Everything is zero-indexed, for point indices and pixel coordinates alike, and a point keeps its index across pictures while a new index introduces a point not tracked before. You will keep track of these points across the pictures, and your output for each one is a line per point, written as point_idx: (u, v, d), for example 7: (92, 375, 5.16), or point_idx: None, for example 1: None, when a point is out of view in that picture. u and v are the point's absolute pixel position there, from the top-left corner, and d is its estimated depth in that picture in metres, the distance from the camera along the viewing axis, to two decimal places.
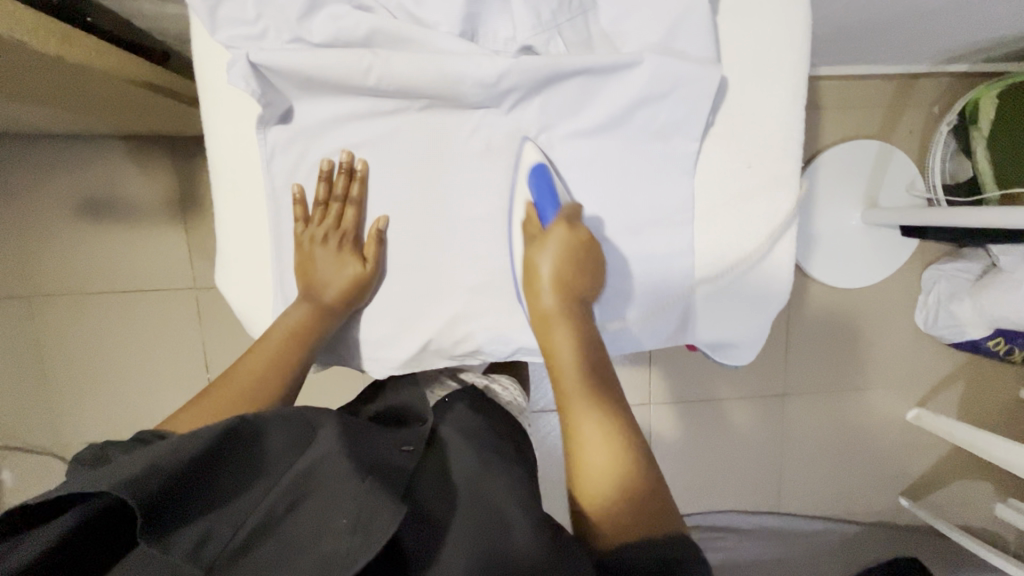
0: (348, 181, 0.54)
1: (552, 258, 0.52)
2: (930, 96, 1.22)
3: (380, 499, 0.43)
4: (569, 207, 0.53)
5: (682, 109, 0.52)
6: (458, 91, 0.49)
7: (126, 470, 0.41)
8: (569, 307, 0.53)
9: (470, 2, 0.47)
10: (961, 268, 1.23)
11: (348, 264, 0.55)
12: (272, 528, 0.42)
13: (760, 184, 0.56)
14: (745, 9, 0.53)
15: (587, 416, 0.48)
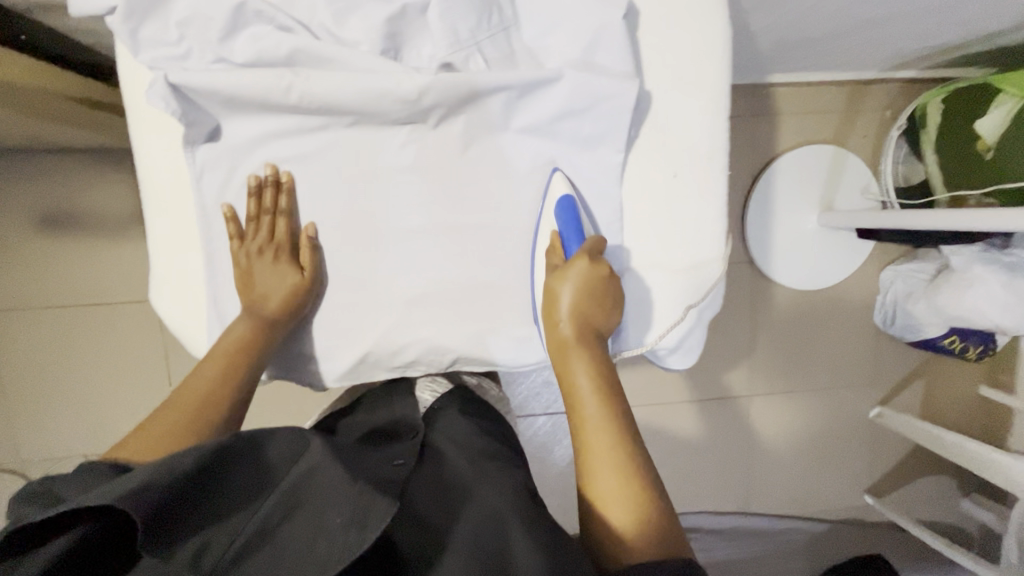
0: (276, 194, 0.55)
1: (573, 289, 0.52)
2: (883, 100, 1.25)
3: (375, 497, 0.44)
4: (592, 240, 0.54)
5: (603, 122, 0.53)
6: (381, 107, 0.50)
7: (124, 484, 0.41)
8: (587, 337, 0.53)
9: (389, 22, 0.49)
10: (916, 269, 1.26)
11: (286, 274, 0.55)
12: (269, 533, 0.42)
13: (687, 193, 0.57)
14: (665, 23, 0.55)
15: (604, 442, 0.48)
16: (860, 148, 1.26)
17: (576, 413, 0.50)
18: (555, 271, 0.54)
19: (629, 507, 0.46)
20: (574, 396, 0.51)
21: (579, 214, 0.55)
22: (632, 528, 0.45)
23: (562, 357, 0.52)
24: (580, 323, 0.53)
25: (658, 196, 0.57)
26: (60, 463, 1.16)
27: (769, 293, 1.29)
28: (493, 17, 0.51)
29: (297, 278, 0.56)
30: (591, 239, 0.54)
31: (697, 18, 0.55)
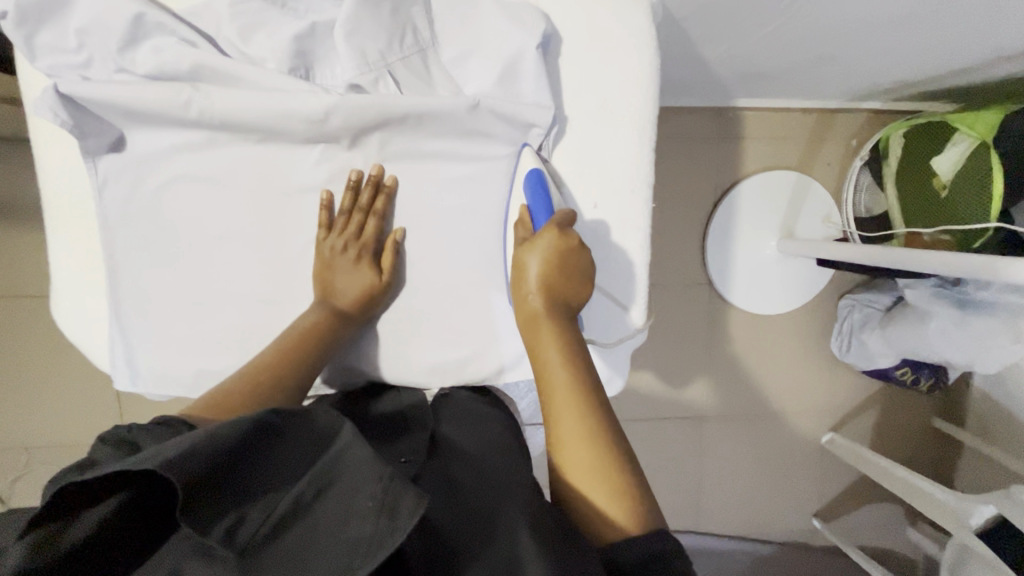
0: (374, 195, 0.55)
1: (540, 261, 0.51)
2: (850, 129, 1.25)
3: (405, 482, 0.38)
4: (562, 213, 0.52)
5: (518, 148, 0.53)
6: (286, 127, 0.49)
7: (167, 451, 0.37)
8: (557, 311, 0.52)
9: (298, 40, 0.49)
10: (871, 299, 1.27)
11: (365, 273, 0.56)
12: (299, 516, 0.38)
13: (605, 225, 0.56)
14: (586, 53, 0.54)
15: (572, 417, 0.47)
16: (824, 175, 1.26)
17: (548, 392, 0.50)
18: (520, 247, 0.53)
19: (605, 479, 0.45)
20: (546, 378, 0.50)
21: (549, 187, 0.54)
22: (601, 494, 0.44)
23: (533, 334, 0.52)
24: (548, 299, 0.52)
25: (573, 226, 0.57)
26: (0, 454, 1.15)
27: (726, 316, 1.29)
28: (406, 40, 0.50)
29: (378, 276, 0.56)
30: (560, 211, 0.52)
31: (619, 50, 0.54)
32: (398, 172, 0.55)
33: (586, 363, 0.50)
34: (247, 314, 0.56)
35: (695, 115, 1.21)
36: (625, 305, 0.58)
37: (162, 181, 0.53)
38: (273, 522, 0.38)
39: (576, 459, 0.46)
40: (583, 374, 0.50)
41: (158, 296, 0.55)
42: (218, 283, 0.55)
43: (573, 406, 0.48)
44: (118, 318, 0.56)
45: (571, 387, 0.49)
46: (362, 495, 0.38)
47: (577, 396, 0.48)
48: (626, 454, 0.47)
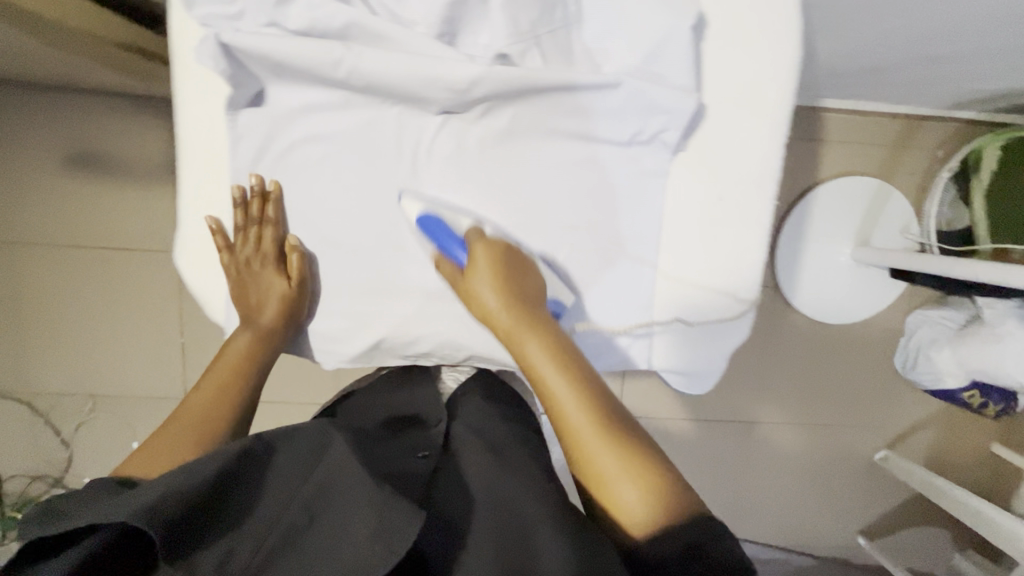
0: (262, 203, 0.54)
1: (491, 281, 0.50)
2: (937, 138, 1.20)
3: (395, 501, 0.45)
4: (472, 228, 0.52)
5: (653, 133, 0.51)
6: (428, 95, 0.48)
7: (136, 500, 0.41)
8: (528, 319, 0.50)
9: (452, 5, 0.46)
10: (943, 316, 1.23)
11: (274, 283, 0.56)
12: (295, 538, 0.43)
13: (728, 219, 0.55)
14: (733, 37, 0.52)
15: (585, 419, 0.46)
16: (905, 185, 1.21)
17: (557, 413, 0.47)
18: (469, 267, 0.51)
19: (637, 480, 0.44)
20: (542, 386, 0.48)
21: (451, 215, 0.53)
22: (626, 480, 0.45)
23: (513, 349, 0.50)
24: (515, 306, 0.50)
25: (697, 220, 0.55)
26: (66, 399, 1.18)
27: (787, 322, 1.27)
28: (557, 11, 0.47)
29: (294, 286, 0.56)
30: (472, 223, 0.52)
31: (765, 38, 0.52)
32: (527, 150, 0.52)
33: (572, 352, 0.49)
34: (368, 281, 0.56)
35: None
36: (740, 306, 0.56)
37: (292, 142, 0.52)
38: (267, 545, 0.43)
39: (605, 464, 0.45)
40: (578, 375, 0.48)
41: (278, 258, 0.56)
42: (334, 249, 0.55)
43: (583, 413, 0.46)
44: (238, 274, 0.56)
45: (569, 382, 0.47)
46: (359, 519, 0.44)
47: (586, 403, 0.47)
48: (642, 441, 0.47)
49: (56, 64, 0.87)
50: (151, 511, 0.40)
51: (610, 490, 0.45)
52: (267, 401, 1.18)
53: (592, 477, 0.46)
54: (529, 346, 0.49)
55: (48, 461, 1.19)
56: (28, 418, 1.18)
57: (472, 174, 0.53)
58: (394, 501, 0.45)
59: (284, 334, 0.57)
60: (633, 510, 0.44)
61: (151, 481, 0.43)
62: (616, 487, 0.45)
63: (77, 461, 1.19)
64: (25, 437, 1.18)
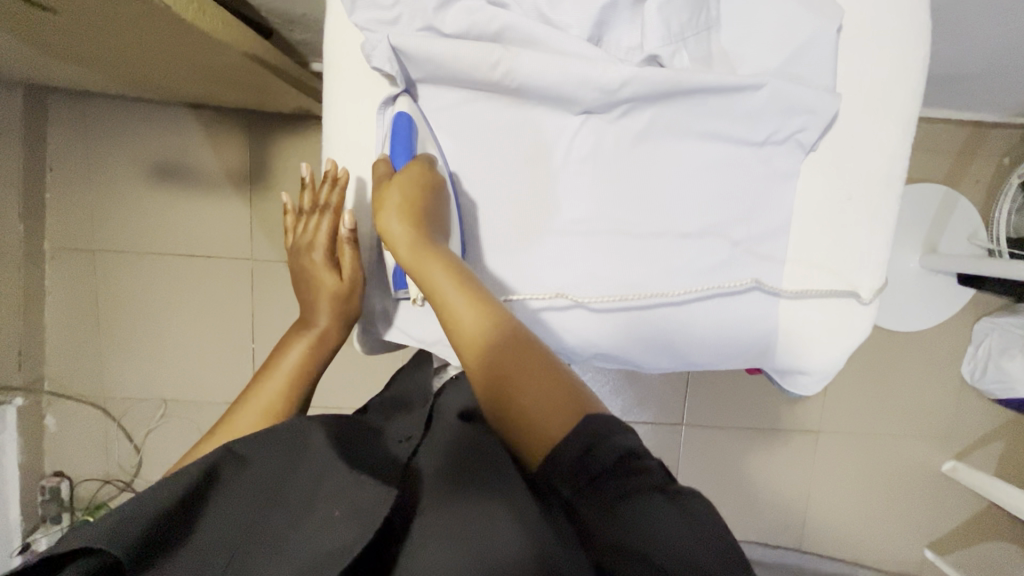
0: (330, 190, 0.55)
1: (398, 201, 0.48)
2: (1004, 145, 1.20)
3: (366, 488, 0.40)
4: (423, 156, 0.51)
5: (790, 133, 0.52)
6: (577, 95, 0.50)
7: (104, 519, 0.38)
8: (427, 242, 0.47)
9: (603, 10, 0.48)
10: (1016, 323, 1.20)
11: (324, 276, 0.56)
12: (271, 543, 0.40)
13: (859, 216, 0.55)
14: (864, 39, 0.53)
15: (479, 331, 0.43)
16: (972, 192, 1.21)
17: (454, 327, 0.44)
18: (381, 194, 0.49)
19: (541, 394, 0.39)
20: (442, 301, 0.45)
21: (417, 133, 0.51)
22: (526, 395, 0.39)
23: (419, 267, 0.46)
24: (419, 232, 0.48)
25: (826, 221, 0.56)
26: (140, 403, 1.20)
27: None
28: (702, 16, 0.50)
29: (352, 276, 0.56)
30: (422, 155, 0.51)
31: (898, 39, 0.53)
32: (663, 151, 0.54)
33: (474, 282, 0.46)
34: (503, 278, 0.56)
35: None
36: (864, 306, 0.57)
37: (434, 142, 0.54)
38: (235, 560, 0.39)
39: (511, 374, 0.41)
40: (478, 294, 0.45)
41: None
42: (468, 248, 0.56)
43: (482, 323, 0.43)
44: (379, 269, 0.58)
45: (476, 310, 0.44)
46: (331, 506, 0.40)
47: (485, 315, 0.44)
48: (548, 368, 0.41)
49: (159, 76, 0.91)
50: (113, 537, 0.37)
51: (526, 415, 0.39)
52: (337, 406, 1.19)
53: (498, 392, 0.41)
54: (433, 262, 0.46)
55: (119, 465, 1.20)
56: (101, 422, 1.20)
57: (609, 176, 0.55)
58: (369, 481, 0.41)
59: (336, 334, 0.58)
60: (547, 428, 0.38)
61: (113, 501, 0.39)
62: (538, 414, 0.39)
63: (148, 465, 1.20)
64: (99, 441, 1.20)
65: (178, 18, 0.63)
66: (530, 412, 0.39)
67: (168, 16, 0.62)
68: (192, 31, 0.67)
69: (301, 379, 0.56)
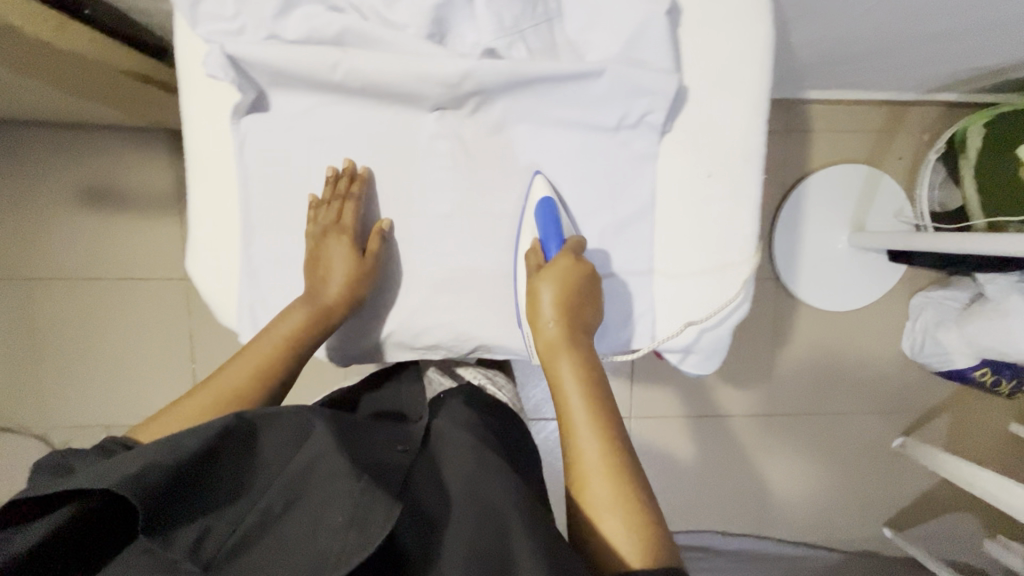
0: (348, 184, 0.54)
1: (554, 289, 0.52)
2: (922, 123, 1.22)
3: (376, 495, 0.45)
4: (574, 241, 0.54)
5: (638, 115, 0.53)
6: (421, 91, 0.51)
7: (122, 469, 0.43)
8: (573, 332, 0.51)
9: (438, 7, 0.49)
10: (948, 296, 1.23)
11: (348, 259, 0.53)
12: (271, 526, 0.44)
13: (720, 193, 0.57)
14: (707, 24, 0.55)
15: (590, 439, 0.46)
16: (895, 170, 1.23)
17: (567, 424, 0.48)
18: (533, 281, 0.52)
19: (625, 521, 0.44)
20: (561, 392, 0.49)
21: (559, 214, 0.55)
22: (608, 500, 0.44)
23: (550, 357, 0.51)
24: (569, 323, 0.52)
25: (690, 199, 0.57)
26: (82, 430, 1.18)
27: (794, 313, 1.27)
28: (538, 7, 0.51)
29: (367, 266, 0.54)
30: (570, 238, 0.54)
31: (739, 22, 0.55)
32: (522, 140, 0.55)
33: (603, 383, 0.50)
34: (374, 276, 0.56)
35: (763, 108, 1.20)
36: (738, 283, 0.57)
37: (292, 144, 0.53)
38: (239, 534, 0.44)
39: (597, 487, 0.45)
40: (592, 385, 0.49)
41: (279, 261, 0.55)
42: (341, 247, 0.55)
43: (590, 427, 0.47)
44: (255, 282, 0.55)
45: (589, 413, 0.48)
46: (335, 511, 0.44)
47: (591, 411, 0.48)
48: (641, 488, 0.46)
49: (66, 100, 0.91)
50: (133, 481, 0.42)
51: (596, 526, 0.44)
52: None
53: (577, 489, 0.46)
54: (565, 359, 0.50)
55: None
56: (42, 452, 1.19)
57: (473, 169, 0.55)
58: (375, 494, 0.45)
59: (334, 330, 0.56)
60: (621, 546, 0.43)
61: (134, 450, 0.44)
62: (612, 530, 0.43)
63: None
64: None
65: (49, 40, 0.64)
66: (603, 533, 0.44)
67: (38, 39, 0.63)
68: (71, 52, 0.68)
69: (283, 363, 0.53)
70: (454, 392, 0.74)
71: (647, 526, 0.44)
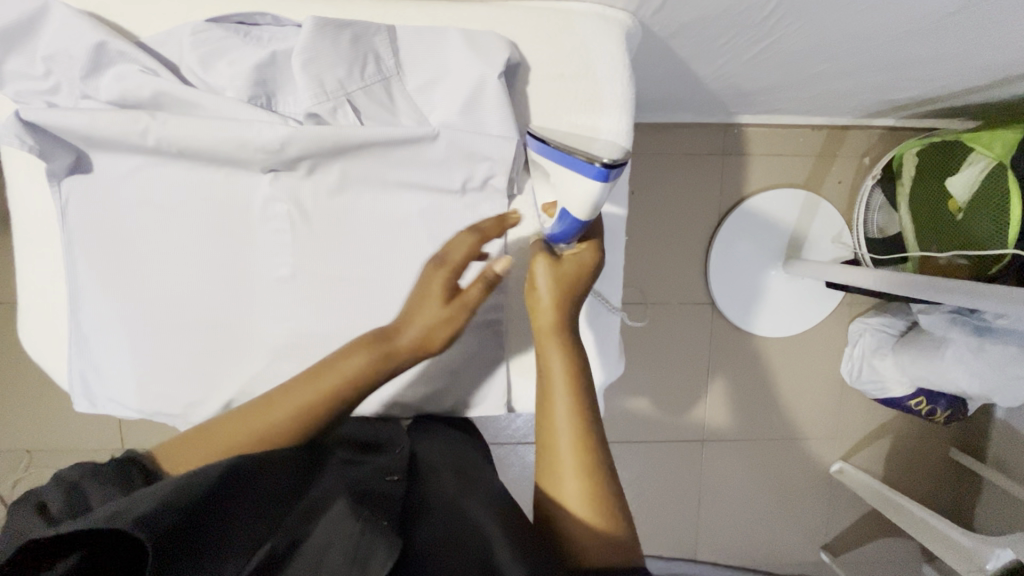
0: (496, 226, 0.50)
1: (549, 283, 0.53)
2: (861, 146, 1.20)
3: (378, 534, 0.39)
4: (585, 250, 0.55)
5: (475, 179, 0.52)
6: (245, 156, 0.48)
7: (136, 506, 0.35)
8: (563, 319, 0.54)
9: (257, 70, 0.47)
10: (885, 324, 1.22)
11: (429, 304, 0.49)
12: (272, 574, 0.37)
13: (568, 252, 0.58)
14: (561, 80, 0.53)
15: (563, 415, 0.51)
16: (834, 194, 1.21)
17: (545, 396, 0.53)
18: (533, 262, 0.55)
19: (587, 505, 0.49)
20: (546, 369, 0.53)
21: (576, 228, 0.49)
22: (578, 492, 0.49)
23: (540, 341, 0.54)
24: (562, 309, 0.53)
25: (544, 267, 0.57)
26: (3, 456, 1.16)
27: (732, 340, 1.25)
28: (368, 69, 0.48)
29: (457, 320, 0.49)
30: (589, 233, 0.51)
31: (592, 79, 0.52)
32: (363, 203, 0.53)
33: (589, 384, 0.53)
34: (212, 340, 0.54)
35: (698, 131, 1.18)
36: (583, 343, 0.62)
37: (115, 208, 0.52)
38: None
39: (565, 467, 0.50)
40: (575, 369, 0.53)
41: (111, 323, 0.53)
42: (169, 316, 0.53)
43: (565, 405, 0.52)
44: (84, 350, 0.54)
45: (568, 391, 0.52)
46: (336, 550, 0.38)
47: (570, 390, 0.52)
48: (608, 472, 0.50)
49: None
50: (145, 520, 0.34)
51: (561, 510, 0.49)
52: None
53: (547, 472, 0.51)
54: (552, 346, 0.53)
55: None
56: None
57: (312, 230, 0.53)
58: (375, 530, 0.40)
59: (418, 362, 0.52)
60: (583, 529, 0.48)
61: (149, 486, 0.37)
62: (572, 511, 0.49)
63: None
64: None
65: None
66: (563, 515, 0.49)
67: None
68: None
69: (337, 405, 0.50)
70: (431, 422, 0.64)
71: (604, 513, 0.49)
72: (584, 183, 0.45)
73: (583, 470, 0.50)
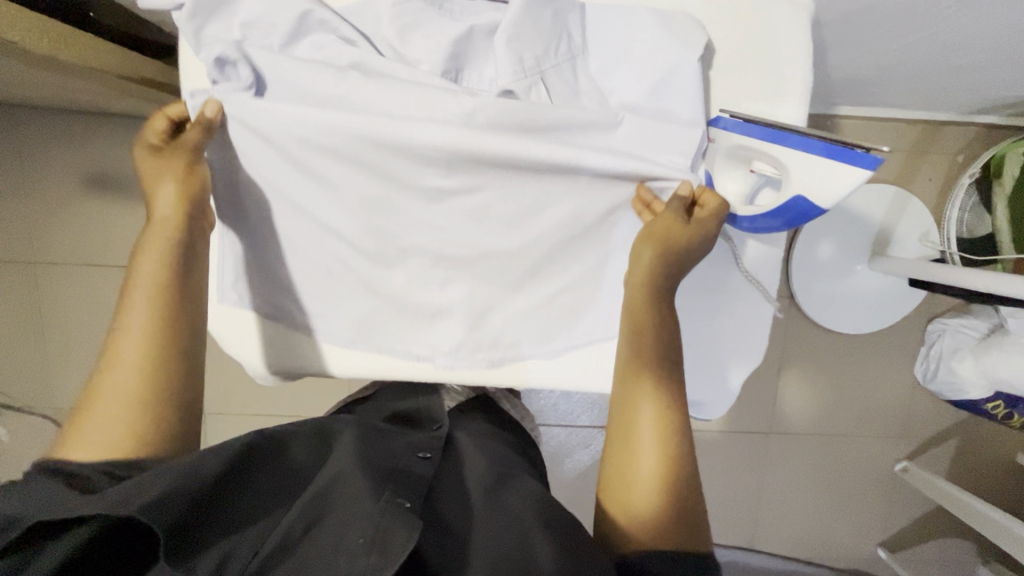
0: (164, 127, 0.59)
1: (649, 255, 0.56)
2: (957, 143, 1.17)
3: (394, 516, 0.44)
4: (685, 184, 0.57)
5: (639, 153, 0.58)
6: (435, 130, 0.55)
7: (142, 493, 0.39)
8: (653, 299, 0.56)
9: (454, 46, 0.57)
10: (966, 325, 1.18)
11: (156, 164, 0.57)
12: (290, 549, 0.42)
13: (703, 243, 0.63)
14: (724, 72, 0.60)
15: (649, 398, 0.53)
16: (924, 191, 1.19)
17: (631, 374, 0.54)
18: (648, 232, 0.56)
19: (660, 494, 0.49)
20: (637, 346, 0.55)
21: (810, 213, 0.54)
22: (654, 455, 0.51)
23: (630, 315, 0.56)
24: (652, 291, 0.56)
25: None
26: None
27: (803, 333, 1.25)
28: (563, 49, 0.57)
29: (176, 156, 0.56)
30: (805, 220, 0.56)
31: (746, 67, 0.60)
32: (530, 172, 0.58)
33: (675, 372, 0.55)
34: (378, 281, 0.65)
35: None
36: (739, 336, 0.65)
37: (303, 168, 0.59)
38: (261, 557, 0.42)
39: (643, 450, 0.51)
40: (665, 356, 0.55)
41: (304, 260, 0.65)
42: (346, 259, 0.64)
43: (651, 388, 0.53)
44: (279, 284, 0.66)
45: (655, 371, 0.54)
46: (353, 531, 0.43)
47: (659, 373, 0.54)
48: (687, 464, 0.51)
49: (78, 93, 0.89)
50: (152, 510, 0.38)
51: (631, 493, 0.50)
52: (285, 413, 1.21)
53: (622, 450, 0.52)
54: (646, 325, 0.55)
55: None
56: (48, 432, 1.20)
57: (486, 193, 0.59)
58: (392, 512, 0.45)
59: (192, 215, 0.57)
60: (647, 519, 0.49)
61: (154, 473, 0.41)
62: (639, 494, 0.50)
63: None
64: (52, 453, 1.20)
65: (39, 52, 0.59)
66: (628, 501, 0.50)
67: (28, 51, 0.58)
68: (66, 62, 0.64)
69: (158, 292, 0.54)
70: (465, 410, 0.74)
71: (675, 506, 0.49)
72: (811, 159, 0.51)
73: (661, 452, 0.51)
